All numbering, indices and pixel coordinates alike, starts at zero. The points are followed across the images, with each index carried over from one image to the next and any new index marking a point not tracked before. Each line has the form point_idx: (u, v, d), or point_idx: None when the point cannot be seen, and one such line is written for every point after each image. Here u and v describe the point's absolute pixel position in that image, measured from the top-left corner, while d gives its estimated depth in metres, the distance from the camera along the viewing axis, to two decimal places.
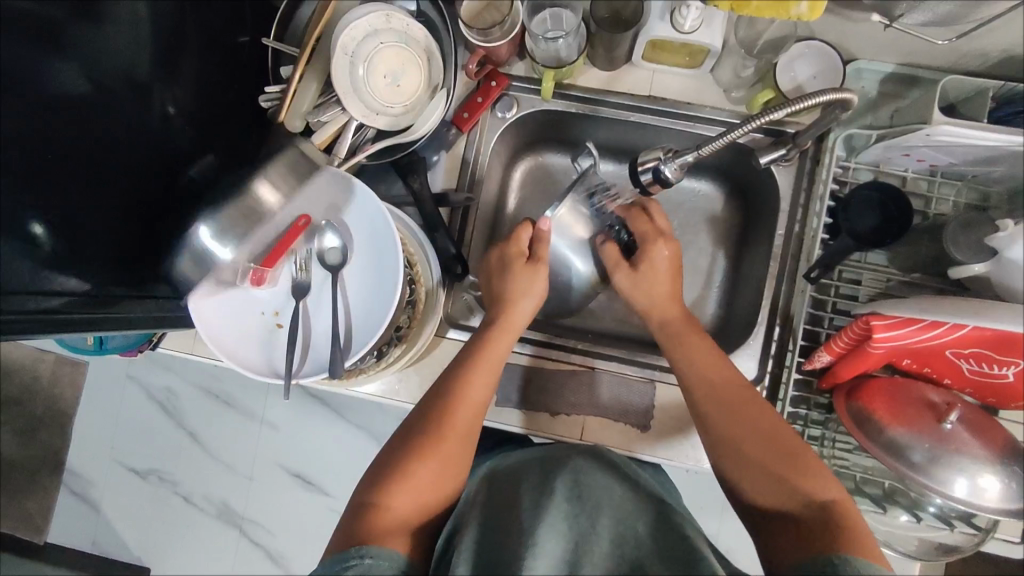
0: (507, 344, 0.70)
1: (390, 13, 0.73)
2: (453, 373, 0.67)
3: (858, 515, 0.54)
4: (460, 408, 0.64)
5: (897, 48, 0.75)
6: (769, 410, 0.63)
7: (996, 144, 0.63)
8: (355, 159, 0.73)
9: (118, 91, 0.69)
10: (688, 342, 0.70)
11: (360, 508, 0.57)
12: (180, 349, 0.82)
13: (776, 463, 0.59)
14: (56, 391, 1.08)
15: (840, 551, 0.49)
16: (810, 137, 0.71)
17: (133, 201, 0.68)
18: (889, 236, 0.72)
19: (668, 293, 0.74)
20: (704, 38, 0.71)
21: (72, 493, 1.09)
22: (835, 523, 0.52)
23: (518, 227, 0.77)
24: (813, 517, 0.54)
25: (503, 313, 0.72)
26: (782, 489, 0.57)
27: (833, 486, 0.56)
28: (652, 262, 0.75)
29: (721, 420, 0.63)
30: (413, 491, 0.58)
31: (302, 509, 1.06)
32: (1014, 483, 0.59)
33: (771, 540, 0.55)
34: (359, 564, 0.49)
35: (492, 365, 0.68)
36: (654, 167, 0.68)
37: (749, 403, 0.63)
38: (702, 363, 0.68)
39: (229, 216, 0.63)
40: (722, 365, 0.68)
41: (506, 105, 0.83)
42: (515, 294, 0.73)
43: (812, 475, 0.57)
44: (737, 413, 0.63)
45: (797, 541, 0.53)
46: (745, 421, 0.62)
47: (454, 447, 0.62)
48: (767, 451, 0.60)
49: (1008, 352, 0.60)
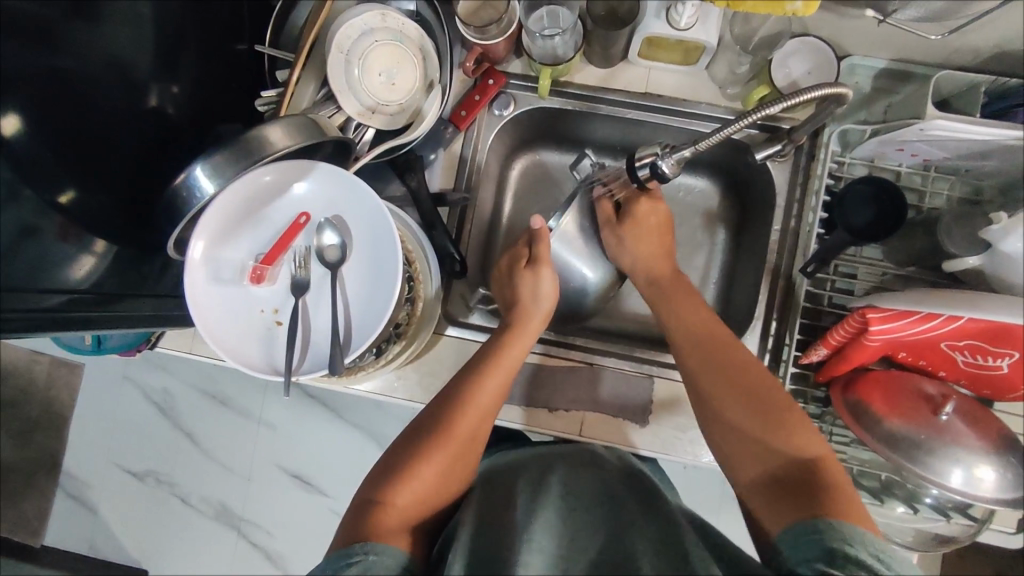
0: (523, 348, 0.71)
1: (385, 13, 0.74)
2: (468, 374, 0.67)
3: (841, 475, 0.55)
4: (470, 409, 0.64)
5: (891, 44, 0.75)
6: (757, 367, 0.64)
7: (988, 139, 0.64)
8: (363, 162, 0.72)
9: (116, 91, 0.73)
10: (678, 302, 0.73)
11: (365, 504, 0.56)
12: (180, 348, 0.82)
13: (765, 421, 0.59)
14: (52, 393, 1.08)
15: (829, 516, 0.49)
16: (807, 132, 0.72)
17: (133, 194, 0.74)
18: (884, 229, 0.73)
19: (658, 249, 0.78)
20: (699, 35, 0.71)
21: (68, 495, 1.09)
22: (825, 491, 0.52)
23: (515, 242, 0.79)
24: (801, 483, 0.54)
25: (518, 315, 0.72)
26: (769, 443, 0.58)
27: (820, 445, 0.57)
28: (640, 218, 0.78)
29: (714, 381, 0.64)
30: (418, 488, 0.58)
31: (301, 508, 1.06)
32: (1010, 473, 0.60)
33: (761, 508, 0.55)
34: (363, 560, 0.49)
35: (509, 369, 0.68)
36: (652, 162, 0.68)
37: (743, 365, 0.64)
38: (693, 323, 0.70)
39: (225, 156, 0.58)
40: (716, 323, 0.70)
41: (504, 103, 0.83)
42: (528, 300, 0.73)
43: (802, 433, 0.58)
44: (728, 371, 0.64)
45: (786, 507, 0.53)
46: (741, 378, 0.63)
47: (463, 447, 0.62)
48: (761, 417, 0.60)
49: (1003, 344, 0.60)
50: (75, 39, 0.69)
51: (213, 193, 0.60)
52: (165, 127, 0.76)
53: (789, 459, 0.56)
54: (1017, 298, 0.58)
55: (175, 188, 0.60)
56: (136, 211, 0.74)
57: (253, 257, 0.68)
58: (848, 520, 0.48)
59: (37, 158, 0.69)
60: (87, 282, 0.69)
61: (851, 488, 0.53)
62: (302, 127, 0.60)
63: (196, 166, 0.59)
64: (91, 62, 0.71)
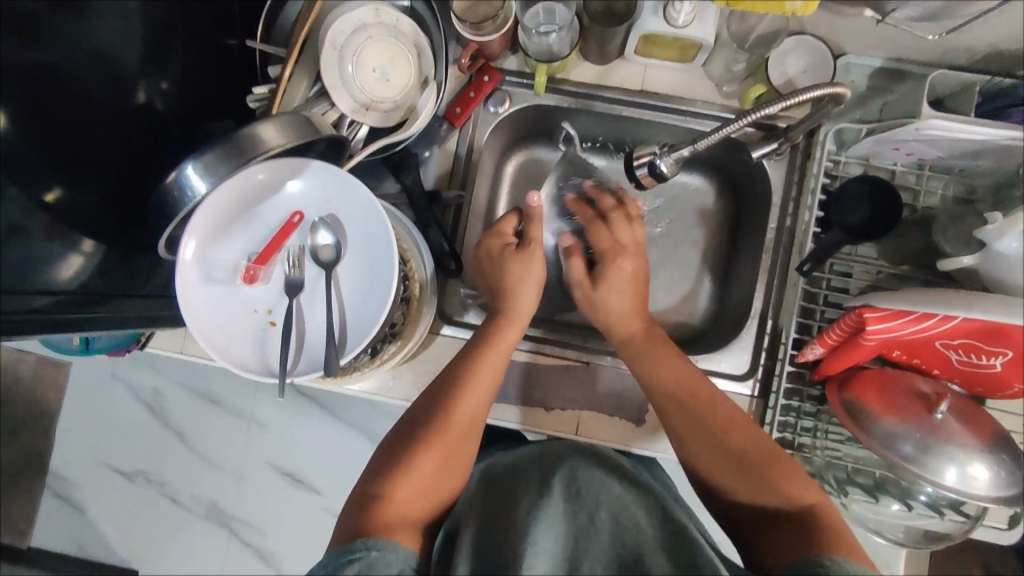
0: (514, 337, 0.69)
1: (380, 8, 0.73)
2: (461, 361, 0.66)
3: (837, 517, 0.55)
4: (466, 398, 0.63)
5: (887, 43, 0.75)
6: (739, 426, 0.62)
7: (982, 138, 0.65)
8: (357, 159, 0.71)
9: (103, 87, 0.71)
10: (655, 354, 0.68)
11: (365, 500, 0.56)
12: (169, 347, 0.80)
13: (760, 470, 0.59)
14: (39, 392, 1.06)
15: (829, 553, 0.50)
16: (803, 131, 0.72)
17: (121, 190, 0.72)
18: (879, 228, 0.73)
19: (629, 307, 0.72)
20: (697, 33, 0.71)
21: (57, 496, 1.07)
22: (824, 529, 0.53)
23: (501, 220, 0.75)
24: (799, 524, 0.55)
25: (511, 305, 0.70)
26: (768, 491, 0.58)
27: (815, 487, 0.58)
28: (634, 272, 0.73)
29: (696, 436, 0.63)
30: (417, 482, 0.58)
31: (293, 507, 1.05)
32: (1004, 471, 0.60)
33: (761, 546, 0.56)
34: (364, 557, 0.49)
35: (503, 356, 0.67)
36: (650, 162, 0.68)
37: (722, 421, 0.63)
38: (670, 379, 0.66)
39: (218, 154, 0.57)
40: (690, 371, 0.67)
41: (499, 100, 0.82)
42: (516, 283, 0.71)
43: (790, 482, 0.58)
44: (715, 435, 0.62)
45: (786, 544, 0.54)
46: (728, 437, 0.62)
47: (457, 440, 0.61)
48: (748, 472, 0.59)
49: (995, 342, 0.61)
50: (60, 32, 0.66)
51: (206, 193, 0.59)
52: (155, 121, 0.74)
53: (786, 501, 0.57)
54: (1009, 298, 0.58)
55: (166, 190, 0.58)
56: (126, 208, 0.72)
57: (245, 257, 0.67)
58: (845, 558, 0.49)
59: (18, 155, 0.65)
60: (72, 284, 0.67)
61: (847, 528, 0.54)
62: (299, 126, 0.59)
63: (188, 165, 0.58)
64: (74, 55, 0.68)
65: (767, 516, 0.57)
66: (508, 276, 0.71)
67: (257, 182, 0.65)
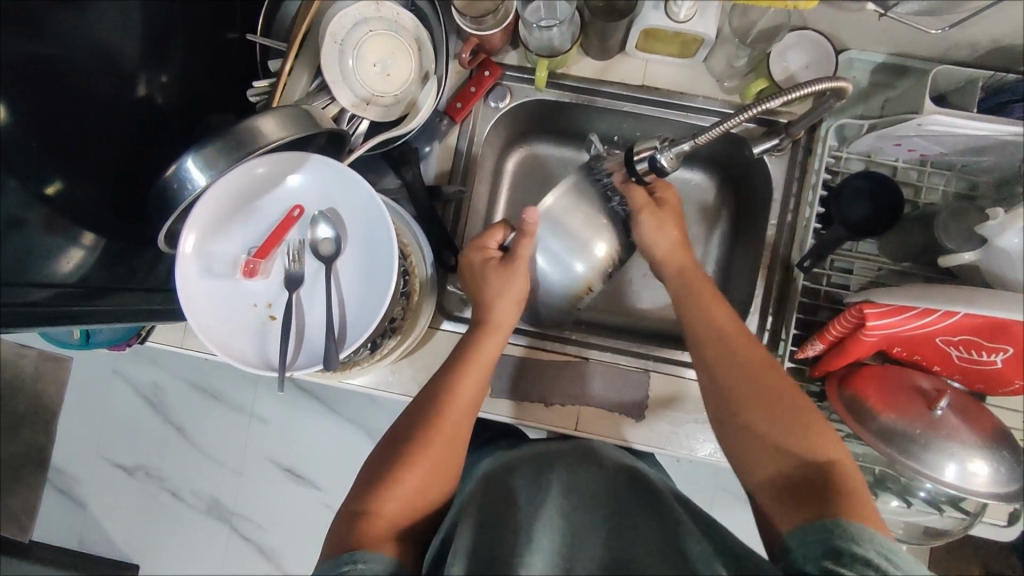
0: (495, 346, 0.69)
1: (380, 2, 0.73)
2: (442, 376, 0.66)
3: (855, 478, 0.55)
4: (450, 408, 0.63)
5: (889, 38, 0.75)
6: (776, 375, 0.62)
7: (983, 133, 0.65)
8: (357, 154, 0.71)
9: (104, 82, 0.70)
10: (695, 302, 0.68)
11: (352, 515, 0.56)
12: (169, 342, 0.80)
13: (784, 424, 0.59)
14: (39, 387, 1.06)
15: (839, 516, 0.50)
16: (805, 126, 0.71)
17: (121, 183, 0.72)
18: (880, 223, 0.73)
19: (675, 241, 0.71)
20: (698, 28, 0.71)
21: (58, 490, 1.08)
22: (837, 490, 0.53)
23: (488, 230, 0.72)
24: (812, 487, 0.54)
25: (488, 317, 0.69)
26: (786, 451, 0.57)
27: (834, 444, 0.57)
28: (670, 204, 0.72)
29: (730, 381, 0.62)
30: (403, 493, 0.58)
31: (293, 502, 1.06)
32: (1004, 467, 0.60)
33: (770, 511, 0.55)
34: (352, 570, 0.49)
35: (484, 367, 0.67)
36: (651, 155, 0.67)
37: (757, 367, 0.62)
38: (711, 321, 0.66)
39: (218, 148, 0.57)
40: (731, 320, 0.67)
41: (500, 95, 0.82)
42: (491, 299, 0.69)
43: (809, 441, 0.57)
44: (750, 376, 0.62)
45: (795, 509, 0.53)
46: (761, 380, 0.61)
47: (442, 451, 0.61)
48: (772, 424, 0.59)
49: (996, 339, 0.61)
50: (62, 26, 0.65)
51: (206, 185, 0.59)
52: (154, 114, 0.74)
53: (801, 464, 0.56)
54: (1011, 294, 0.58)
55: (165, 183, 0.59)
56: (124, 203, 0.72)
57: (245, 251, 0.67)
58: (854, 521, 0.49)
59: (16, 147, 0.63)
60: (72, 277, 0.67)
61: (864, 489, 0.54)
62: (300, 121, 0.59)
63: (189, 158, 0.57)
64: (72, 48, 0.66)
65: (783, 476, 0.56)
66: (487, 284, 0.70)
67: (257, 176, 0.65)
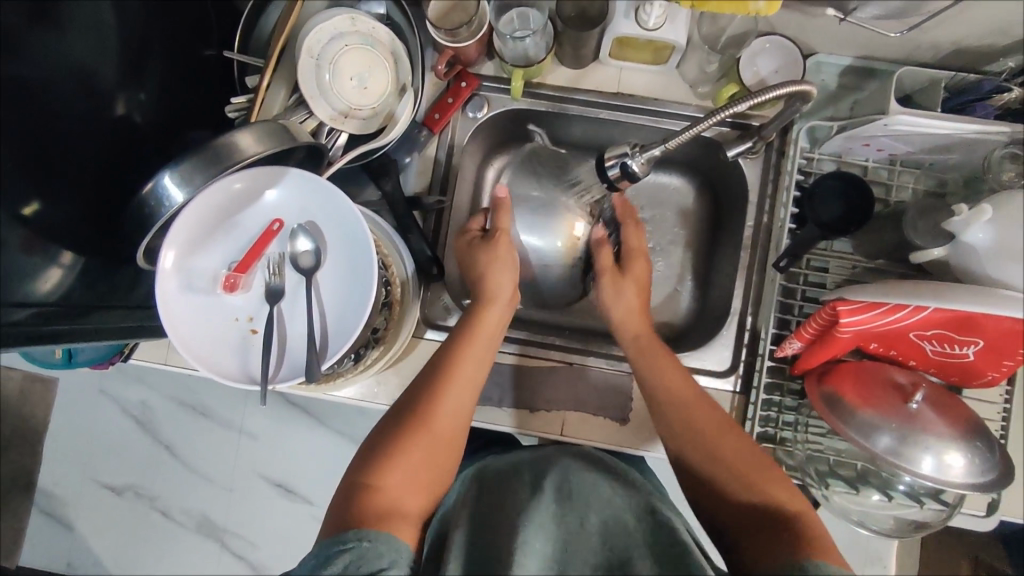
0: (496, 321, 0.70)
1: (355, 17, 0.74)
2: (445, 350, 0.67)
3: (820, 522, 0.54)
4: (453, 386, 0.64)
5: (854, 42, 0.76)
6: (728, 431, 0.63)
7: (946, 132, 0.67)
8: (336, 167, 0.72)
9: (78, 101, 0.69)
10: (652, 357, 0.70)
11: (355, 488, 0.56)
12: (153, 359, 0.80)
13: (742, 478, 0.59)
14: (25, 408, 1.06)
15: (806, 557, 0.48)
16: (775, 129, 0.73)
17: (105, 205, 0.72)
18: (852, 223, 0.74)
19: (637, 306, 0.74)
20: (669, 35, 0.72)
21: (44, 514, 1.06)
22: (803, 534, 0.52)
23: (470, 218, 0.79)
24: (782, 531, 0.53)
25: (485, 291, 0.72)
26: (751, 500, 0.57)
27: (800, 498, 0.57)
28: (635, 275, 0.76)
29: (685, 437, 0.64)
30: (405, 467, 0.58)
31: (284, 517, 1.05)
32: (978, 458, 0.61)
33: (741, 555, 0.54)
34: (357, 547, 0.49)
35: (486, 343, 0.68)
36: (620, 161, 0.68)
37: (704, 428, 0.63)
38: (665, 372, 0.68)
39: (193, 164, 0.58)
40: (683, 376, 0.68)
41: (477, 105, 0.83)
42: (489, 268, 0.72)
43: (774, 487, 0.57)
44: (700, 435, 0.63)
45: (766, 552, 0.52)
46: (712, 439, 0.62)
47: (441, 438, 0.61)
48: (736, 476, 0.59)
49: (968, 332, 0.62)
50: (34, 44, 0.65)
51: (183, 202, 0.59)
52: (129, 132, 0.74)
53: (768, 510, 0.56)
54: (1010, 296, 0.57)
55: (144, 199, 0.59)
56: (103, 222, 0.72)
57: (225, 266, 0.67)
58: (822, 562, 0.48)
59: None
60: (53, 296, 0.67)
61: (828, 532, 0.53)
62: (277, 135, 0.60)
63: (164, 175, 0.58)
64: (53, 69, 0.66)
65: (756, 523, 0.55)
66: (473, 262, 0.74)
67: (235, 192, 0.65)
